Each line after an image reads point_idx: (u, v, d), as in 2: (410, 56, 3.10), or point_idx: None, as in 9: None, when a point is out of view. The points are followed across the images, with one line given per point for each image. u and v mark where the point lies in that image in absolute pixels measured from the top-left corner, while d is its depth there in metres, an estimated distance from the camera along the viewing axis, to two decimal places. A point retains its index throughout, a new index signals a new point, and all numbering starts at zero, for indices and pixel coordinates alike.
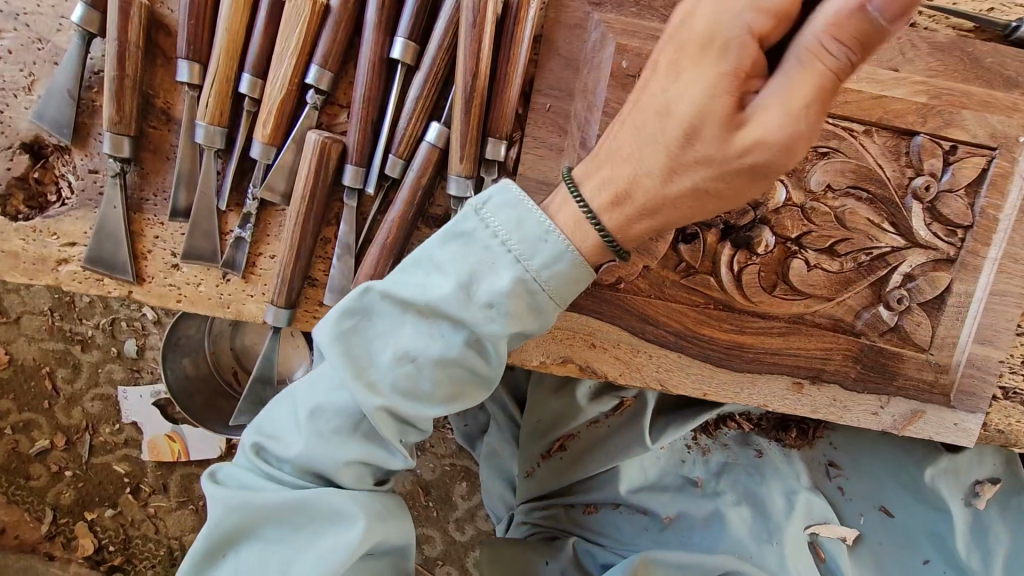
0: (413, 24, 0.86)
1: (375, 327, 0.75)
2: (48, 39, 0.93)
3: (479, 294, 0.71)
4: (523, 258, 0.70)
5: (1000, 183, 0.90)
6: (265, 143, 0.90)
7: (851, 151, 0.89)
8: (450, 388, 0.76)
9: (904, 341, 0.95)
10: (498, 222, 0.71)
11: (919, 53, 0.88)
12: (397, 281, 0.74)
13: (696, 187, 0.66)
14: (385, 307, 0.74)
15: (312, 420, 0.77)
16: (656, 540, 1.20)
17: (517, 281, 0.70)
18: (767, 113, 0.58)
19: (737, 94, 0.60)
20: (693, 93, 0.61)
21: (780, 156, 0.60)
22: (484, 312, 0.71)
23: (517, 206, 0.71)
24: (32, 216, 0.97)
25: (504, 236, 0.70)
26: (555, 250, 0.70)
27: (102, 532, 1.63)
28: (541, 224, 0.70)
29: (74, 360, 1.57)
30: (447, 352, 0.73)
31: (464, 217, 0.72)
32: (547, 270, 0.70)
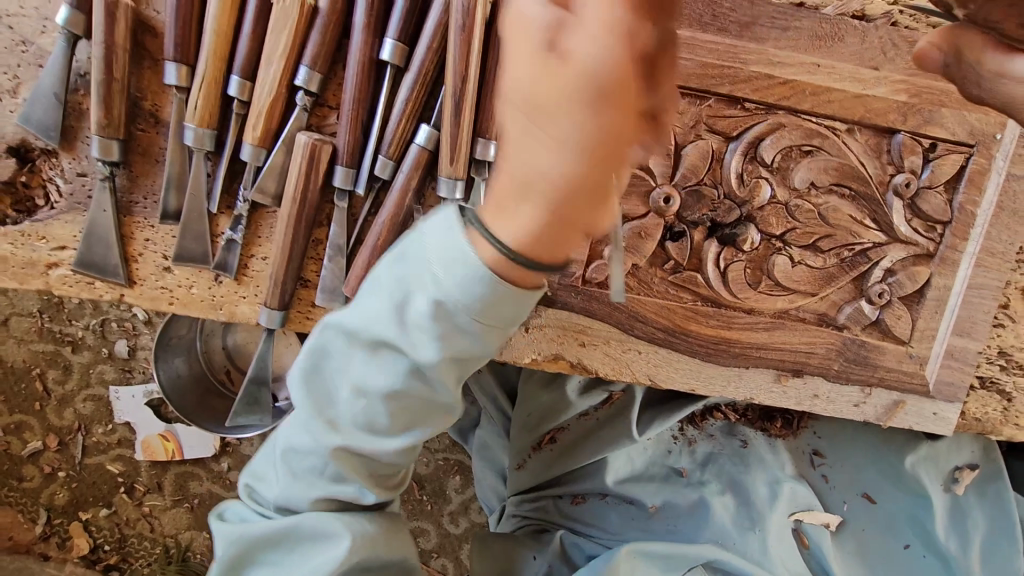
0: (403, 27, 0.87)
1: (327, 366, 0.74)
2: (33, 42, 0.93)
3: (409, 321, 0.65)
4: (442, 283, 0.60)
5: (978, 179, 0.92)
6: (255, 145, 0.90)
7: (834, 149, 0.91)
8: (405, 417, 0.73)
9: (885, 334, 0.98)
10: (418, 242, 0.63)
11: (899, 52, 0.90)
12: (342, 313, 0.73)
13: (536, 204, 0.49)
14: (332, 345, 0.73)
15: (286, 459, 0.78)
16: (643, 529, 1.22)
17: (438, 308, 0.61)
18: (582, 29, 0.42)
19: (560, 55, 0.47)
20: (507, 66, 0.49)
21: (607, 86, 0.42)
22: (416, 338, 0.66)
23: (439, 222, 0.60)
24: (20, 221, 0.96)
25: (423, 260, 0.62)
26: (467, 271, 0.58)
27: (97, 532, 1.63)
28: (456, 241, 0.58)
29: (64, 361, 1.56)
30: (392, 384, 0.70)
31: (398, 237, 0.68)
32: (468, 296, 0.59)
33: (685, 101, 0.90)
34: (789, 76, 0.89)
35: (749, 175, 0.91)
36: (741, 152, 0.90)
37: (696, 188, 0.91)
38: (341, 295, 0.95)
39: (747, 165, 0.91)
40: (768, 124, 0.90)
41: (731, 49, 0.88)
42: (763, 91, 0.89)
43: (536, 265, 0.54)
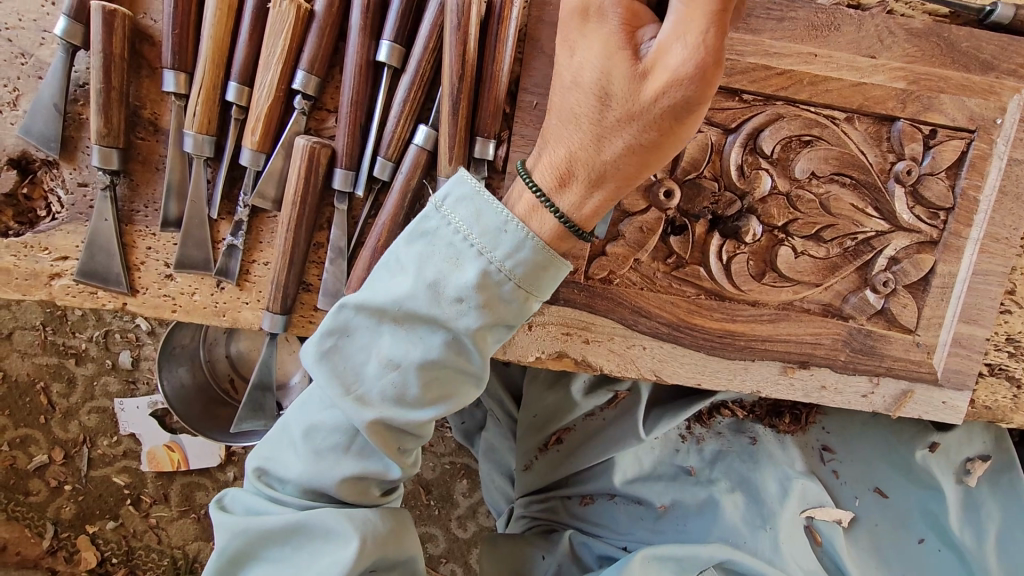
0: (399, 28, 0.87)
1: (354, 343, 0.76)
2: (32, 54, 0.93)
3: (448, 291, 0.72)
4: (485, 250, 0.71)
5: (979, 164, 0.92)
6: (254, 150, 0.90)
7: (833, 138, 0.91)
8: (436, 390, 0.76)
9: (891, 323, 0.97)
10: (457, 217, 0.71)
11: (896, 40, 0.89)
12: (368, 291, 0.75)
13: (627, 147, 0.67)
14: (362, 321, 0.76)
15: (309, 438, 0.79)
16: (652, 530, 1.22)
17: (483, 274, 0.70)
18: (675, 39, 0.59)
19: (631, 46, 0.63)
20: (592, 57, 0.65)
21: (697, 91, 0.60)
22: (455, 306, 0.72)
23: (473, 198, 0.72)
24: (22, 232, 0.97)
25: (465, 231, 0.71)
26: (514, 241, 0.70)
27: (104, 544, 1.63)
28: (498, 214, 0.71)
29: (68, 374, 1.56)
30: (428, 354, 0.74)
31: (427, 214, 0.74)
32: (511, 260, 0.70)
33: None
34: (786, 66, 0.89)
35: (750, 166, 0.91)
36: (740, 144, 0.90)
37: (696, 181, 0.91)
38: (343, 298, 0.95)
39: (747, 157, 0.91)
40: (766, 115, 0.90)
41: (727, 41, 0.88)
42: (760, 82, 0.89)
43: (580, 231, 0.72)
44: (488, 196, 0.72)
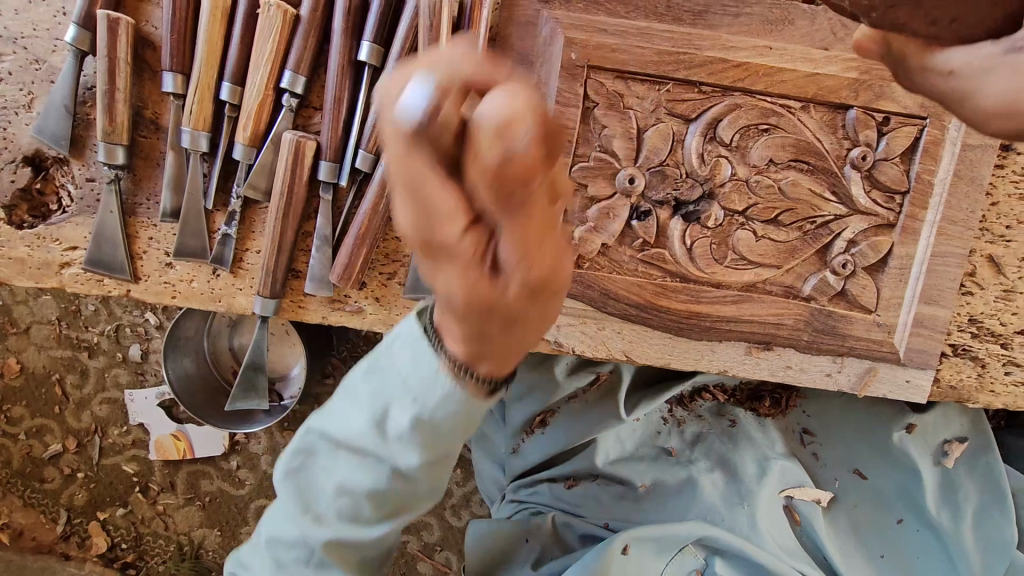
0: (378, 29, 0.94)
1: (315, 466, 0.77)
2: (45, 60, 1.01)
3: (391, 431, 0.69)
4: (418, 400, 0.65)
5: (932, 149, 0.96)
6: (246, 145, 0.97)
7: (789, 126, 0.95)
8: (387, 511, 0.77)
9: (852, 304, 1.01)
10: (399, 362, 0.66)
11: (848, 32, 0.94)
12: (328, 419, 0.76)
13: (513, 320, 0.48)
14: (323, 446, 0.77)
15: (269, 540, 0.82)
16: (634, 509, 1.25)
17: (417, 423, 0.66)
18: (501, 246, 0.40)
19: (481, 267, 0.41)
20: (450, 288, 0.43)
21: (552, 277, 0.43)
22: (396, 446, 0.70)
23: (413, 343, 0.65)
24: (35, 225, 1.04)
25: (406, 377, 0.66)
26: (443, 393, 0.63)
27: (114, 530, 1.70)
28: (432, 361, 0.63)
29: (82, 366, 1.65)
30: (377, 485, 0.73)
31: (380, 354, 0.71)
32: (440, 410, 0.64)
33: (644, 87, 0.95)
34: (742, 59, 0.93)
35: (710, 154, 0.96)
36: (700, 133, 0.95)
37: (659, 169, 0.96)
38: (329, 282, 1.02)
39: (707, 145, 0.96)
40: (724, 105, 0.94)
41: (685, 37, 0.94)
42: (717, 74, 0.94)
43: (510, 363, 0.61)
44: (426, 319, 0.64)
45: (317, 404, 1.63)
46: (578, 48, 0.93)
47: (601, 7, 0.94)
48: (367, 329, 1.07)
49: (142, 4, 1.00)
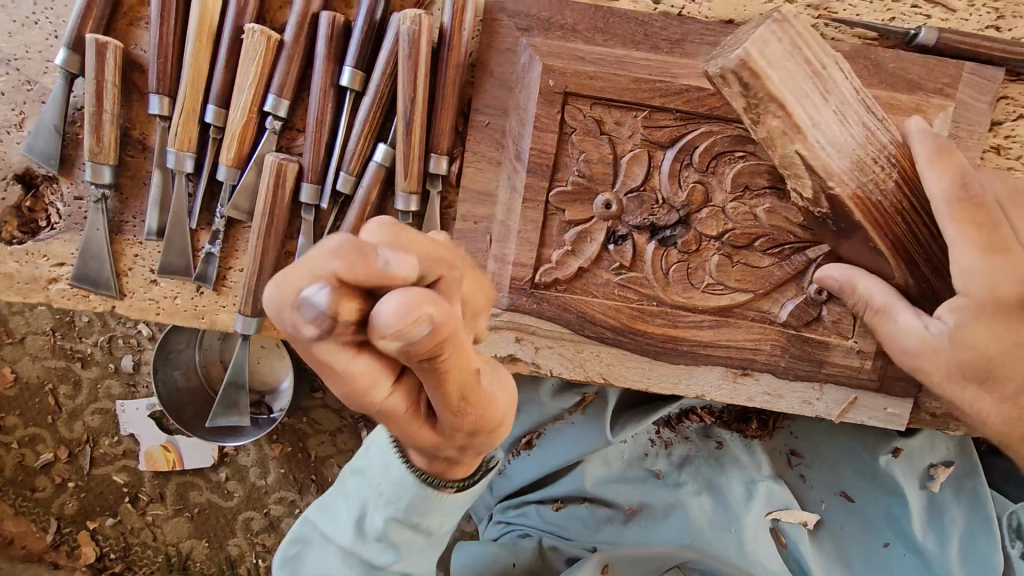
0: (359, 55, 0.96)
1: (309, 552, 0.92)
2: (37, 81, 1.04)
3: (371, 530, 0.83)
4: (394, 505, 0.78)
5: None
6: (230, 166, 0.99)
7: (765, 153, 0.96)
8: None
9: (830, 330, 1.01)
10: (375, 465, 0.80)
11: None
12: (322, 513, 0.91)
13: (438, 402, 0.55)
14: (315, 535, 0.92)
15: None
16: (621, 533, 1.26)
17: (393, 521, 0.79)
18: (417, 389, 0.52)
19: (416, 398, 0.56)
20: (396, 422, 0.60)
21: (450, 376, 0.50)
22: (378, 546, 0.84)
23: (386, 447, 0.79)
24: (24, 241, 1.06)
25: (379, 482, 0.79)
26: (411, 495, 0.76)
27: (103, 540, 1.71)
28: (400, 469, 0.76)
29: (75, 376, 1.66)
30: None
31: (363, 453, 0.86)
32: (414, 509, 0.77)
33: (621, 114, 0.96)
34: None
35: (686, 180, 0.97)
36: (676, 159, 0.96)
37: (636, 194, 0.97)
38: None
39: (683, 171, 0.97)
40: (700, 131, 0.95)
41: (661, 65, 0.95)
42: (693, 102, 0.95)
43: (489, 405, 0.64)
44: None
45: (305, 418, 1.64)
46: (556, 75, 0.95)
47: (580, 35, 0.96)
48: None
49: (132, 27, 1.02)
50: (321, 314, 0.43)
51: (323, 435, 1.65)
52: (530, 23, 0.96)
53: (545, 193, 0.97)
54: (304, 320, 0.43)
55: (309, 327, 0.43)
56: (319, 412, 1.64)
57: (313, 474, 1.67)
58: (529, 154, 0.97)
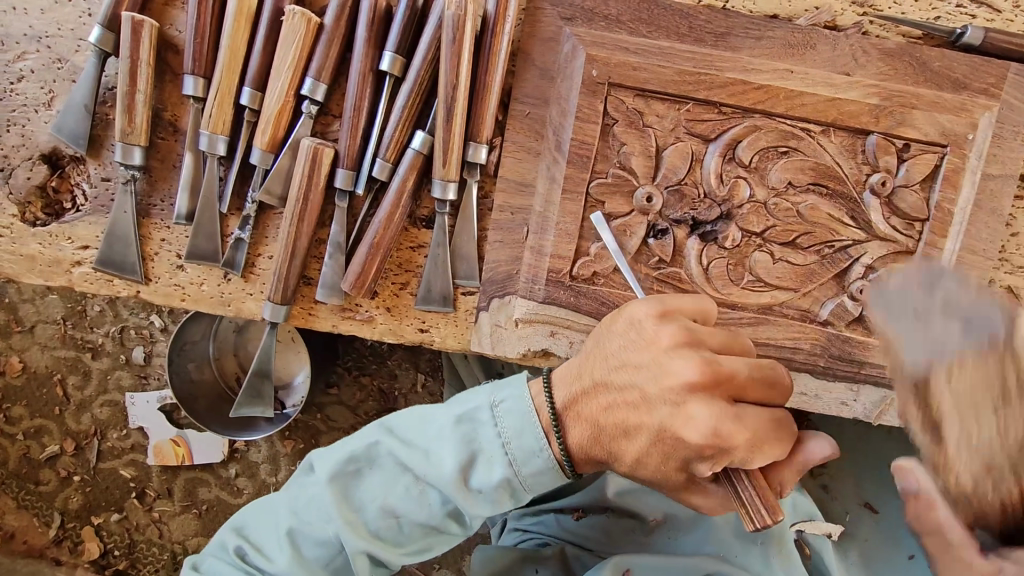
0: (400, 40, 0.94)
1: (354, 483, 0.83)
2: (67, 60, 1.02)
3: (474, 482, 0.79)
4: (515, 464, 0.78)
5: (953, 177, 0.95)
6: (263, 150, 0.97)
7: (809, 149, 0.95)
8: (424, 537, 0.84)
9: (870, 331, 0.99)
10: (505, 427, 0.79)
11: (870, 58, 0.94)
12: (392, 443, 0.83)
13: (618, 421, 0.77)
14: (366, 466, 0.83)
15: (299, 531, 0.83)
16: (644, 544, 1.17)
17: (506, 480, 0.79)
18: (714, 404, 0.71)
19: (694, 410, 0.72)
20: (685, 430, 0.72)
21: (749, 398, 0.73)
22: (473, 496, 0.80)
23: (522, 414, 0.79)
24: (49, 223, 1.04)
25: (506, 440, 0.79)
26: (541, 465, 0.78)
27: (107, 536, 1.67)
28: (537, 440, 0.78)
29: (84, 367, 1.63)
30: (425, 517, 0.82)
31: (480, 409, 0.81)
32: (533, 476, 0.79)
33: (664, 106, 0.95)
34: (762, 81, 0.94)
35: (728, 175, 0.96)
36: (719, 154, 0.95)
37: (676, 188, 0.96)
38: (340, 290, 1.01)
39: (726, 166, 0.96)
40: (744, 126, 0.94)
41: (706, 58, 0.94)
42: (738, 95, 0.94)
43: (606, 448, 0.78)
44: (538, 402, 0.80)
45: (319, 414, 1.61)
46: (599, 65, 0.94)
47: (623, 26, 0.95)
48: (376, 338, 1.07)
49: (167, 7, 1.01)
50: (677, 350, 0.74)
51: (336, 433, 1.61)
52: (573, 12, 0.95)
53: (585, 184, 0.96)
54: (666, 321, 0.76)
55: (665, 337, 0.74)
56: (333, 408, 1.60)
57: None
58: (570, 145, 0.95)
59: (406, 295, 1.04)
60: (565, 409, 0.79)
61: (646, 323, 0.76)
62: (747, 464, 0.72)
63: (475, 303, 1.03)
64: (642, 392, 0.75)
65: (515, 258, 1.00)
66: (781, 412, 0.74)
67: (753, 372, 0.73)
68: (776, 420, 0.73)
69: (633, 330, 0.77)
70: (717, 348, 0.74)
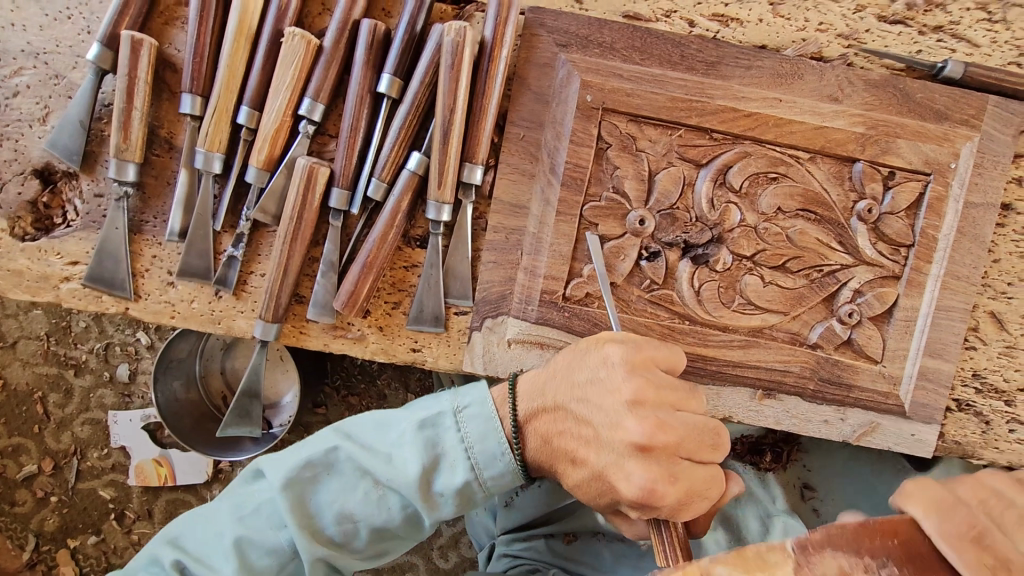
0: (398, 63, 0.96)
1: (305, 489, 0.82)
2: (65, 76, 1.02)
3: (435, 486, 0.80)
4: (477, 467, 0.80)
5: (936, 205, 0.97)
6: (259, 168, 0.97)
7: (798, 176, 0.97)
8: (379, 541, 0.84)
9: (858, 354, 1.00)
10: (467, 430, 0.80)
11: (856, 88, 0.97)
12: (352, 448, 0.83)
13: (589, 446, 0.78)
14: (321, 471, 0.83)
15: (248, 538, 0.81)
16: (637, 568, 1.12)
17: (467, 484, 0.80)
18: (655, 463, 0.74)
19: (631, 464, 0.75)
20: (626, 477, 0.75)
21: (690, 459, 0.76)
22: (433, 500, 0.81)
23: (485, 418, 0.81)
24: (38, 238, 1.03)
25: (468, 444, 0.80)
26: (503, 467, 0.80)
27: (83, 560, 1.62)
28: (499, 444, 0.80)
29: (66, 384, 1.60)
30: (383, 521, 0.82)
31: (443, 414, 0.82)
32: (494, 479, 0.81)
33: (657, 132, 0.97)
34: (752, 109, 0.96)
35: (720, 200, 0.98)
36: (711, 179, 0.97)
37: (669, 212, 0.98)
38: (332, 309, 1.01)
39: (717, 190, 0.98)
40: (735, 152, 0.97)
41: (697, 85, 0.96)
42: (728, 122, 0.96)
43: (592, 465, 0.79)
44: (502, 410, 0.82)
45: (306, 434, 1.58)
46: (593, 91, 0.96)
47: (618, 53, 0.97)
48: (367, 358, 1.06)
49: (167, 27, 1.02)
50: (635, 408, 0.75)
51: None
52: (568, 39, 0.97)
53: (578, 207, 0.97)
54: (634, 371, 0.77)
55: (628, 391, 0.75)
56: (321, 428, 1.58)
57: None
58: (564, 168, 0.96)
59: (398, 315, 1.04)
60: (526, 422, 0.81)
61: (615, 368, 0.77)
62: (671, 517, 0.75)
63: (468, 323, 1.03)
64: (595, 433, 0.78)
65: (509, 279, 1.01)
66: (718, 472, 0.77)
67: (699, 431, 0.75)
68: (710, 479, 0.76)
69: (603, 371, 0.78)
70: (673, 407, 0.76)
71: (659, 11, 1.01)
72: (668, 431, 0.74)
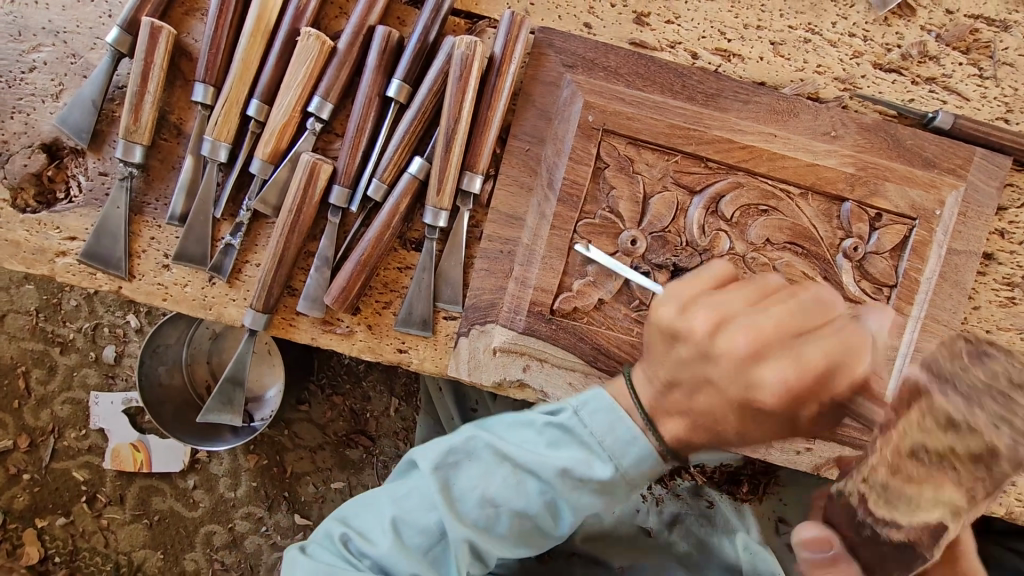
0: (408, 70, 0.98)
1: (449, 476, 0.81)
2: (82, 56, 1.04)
3: (574, 474, 0.77)
4: (614, 456, 0.77)
5: (920, 249, 1.00)
6: (265, 160, 0.99)
7: (787, 210, 1.00)
8: (525, 532, 0.82)
9: None
10: (596, 422, 0.78)
11: (848, 130, 1.00)
12: (491, 437, 0.81)
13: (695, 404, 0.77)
14: (462, 458, 0.81)
15: (401, 519, 0.81)
16: None
17: (607, 474, 0.77)
18: (777, 360, 0.72)
19: (753, 376, 0.72)
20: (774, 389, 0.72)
21: (808, 333, 0.73)
22: (574, 488, 0.78)
23: (611, 412, 0.79)
24: (39, 210, 1.04)
25: (600, 435, 0.78)
26: (642, 454, 0.77)
27: (49, 541, 1.60)
28: (631, 430, 0.77)
29: (50, 362, 1.60)
30: (527, 508, 0.79)
31: (568, 409, 0.80)
32: (634, 468, 0.77)
33: (655, 156, 1.00)
34: (747, 142, 0.99)
35: (710, 227, 1.00)
36: (703, 206, 0.99)
37: (661, 234, 1.00)
38: (322, 304, 1.02)
39: (708, 218, 1.00)
40: (727, 182, 0.99)
41: (697, 115, 0.99)
42: (723, 153, 0.99)
43: None
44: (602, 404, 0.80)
45: (286, 430, 1.58)
46: (595, 112, 0.98)
47: (621, 78, 1.00)
48: (354, 355, 1.06)
49: (187, 17, 1.05)
50: (718, 332, 0.74)
51: (302, 451, 1.58)
52: (574, 61, 1.01)
53: (572, 223, 0.99)
54: (691, 309, 0.77)
55: (701, 323, 0.75)
56: (302, 425, 1.58)
57: (285, 492, 1.58)
58: (562, 183, 0.99)
59: (387, 315, 1.05)
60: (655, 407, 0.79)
61: (676, 322, 0.76)
62: (830, 391, 0.72)
63: (456, 328, 1.04)
64: (709, 381, 0.74)
65: (500, 288, 1.02)
66: (840, 326, 0.74)
67: (791, 310, 0.74)
68: (840, 337, 0.72)
69: (667, 331, 0.77)
70: (748, 305, 0.75)
71: (664, 41, 1.04)
72: (765, 323, 0.73)
